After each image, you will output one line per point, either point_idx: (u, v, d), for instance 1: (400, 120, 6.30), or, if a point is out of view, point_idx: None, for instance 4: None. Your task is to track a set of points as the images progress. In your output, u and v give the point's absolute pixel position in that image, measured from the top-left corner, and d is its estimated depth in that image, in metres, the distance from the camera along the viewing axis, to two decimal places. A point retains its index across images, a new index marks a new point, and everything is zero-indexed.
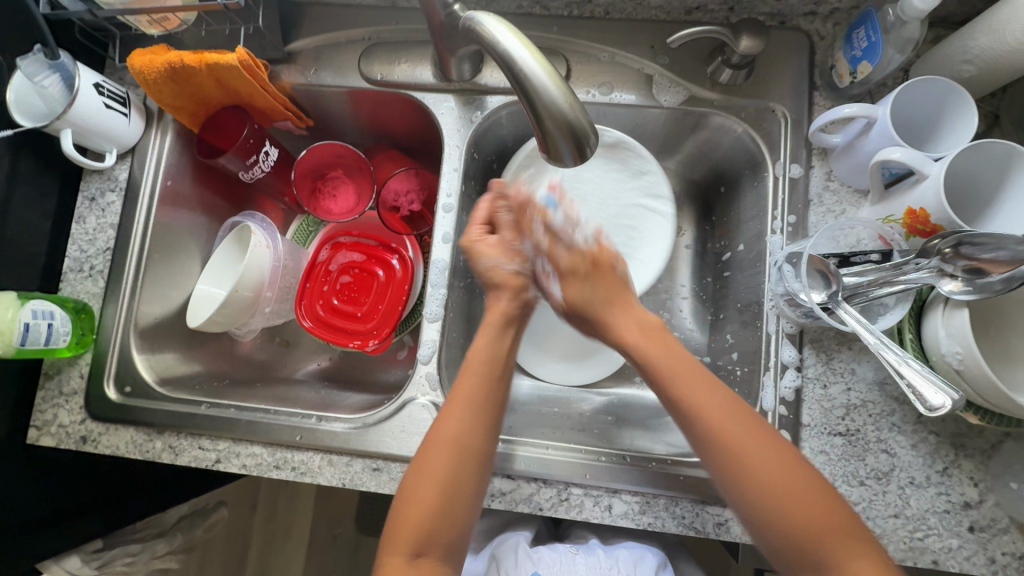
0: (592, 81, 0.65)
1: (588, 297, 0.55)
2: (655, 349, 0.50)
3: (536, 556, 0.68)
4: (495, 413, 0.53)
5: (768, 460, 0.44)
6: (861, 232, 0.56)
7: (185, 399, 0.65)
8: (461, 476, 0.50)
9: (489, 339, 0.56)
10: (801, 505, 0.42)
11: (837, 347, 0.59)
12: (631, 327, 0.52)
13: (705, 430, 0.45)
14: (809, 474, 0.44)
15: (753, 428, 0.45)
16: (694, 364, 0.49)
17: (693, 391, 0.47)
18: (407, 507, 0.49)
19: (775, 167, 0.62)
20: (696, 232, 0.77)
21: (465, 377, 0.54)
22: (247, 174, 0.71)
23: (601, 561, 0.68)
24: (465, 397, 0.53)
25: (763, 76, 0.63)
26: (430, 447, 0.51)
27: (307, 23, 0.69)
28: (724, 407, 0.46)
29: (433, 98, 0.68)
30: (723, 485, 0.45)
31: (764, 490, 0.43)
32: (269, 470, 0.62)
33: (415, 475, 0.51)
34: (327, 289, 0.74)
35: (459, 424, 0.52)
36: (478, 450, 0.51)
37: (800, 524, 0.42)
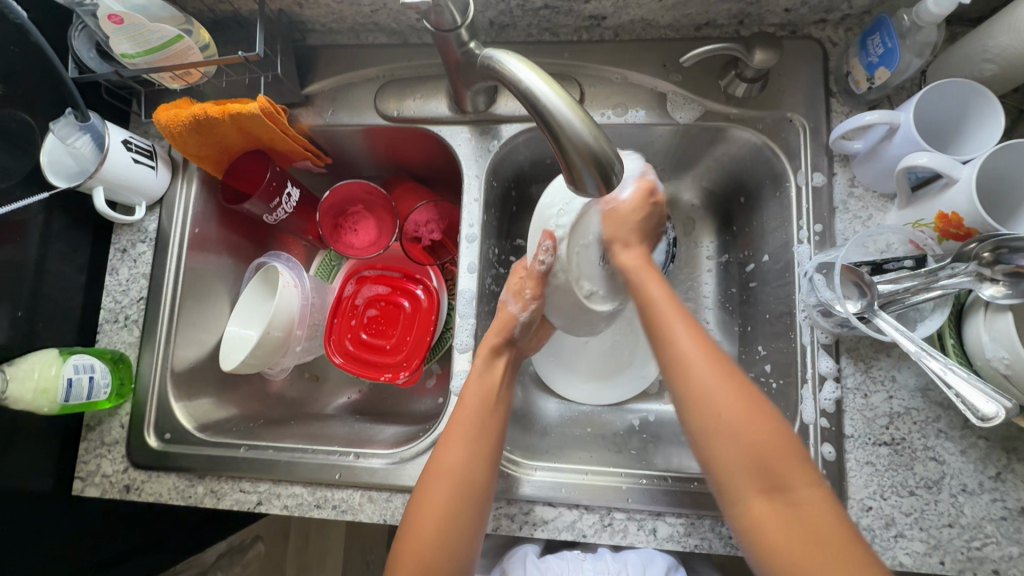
0: (606, 102, 0.66)
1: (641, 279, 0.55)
2: (688, 338, 0.50)
3: (543, 565, 0.68)
4: (494, 442, 0.55)
5: (751, 415, 0.45)
6: (890, 237, 0.55)
7: (225, 442, 0.66)
8: (463, 498, 0.52)
9: (482, 368, 0.60)
10: (775, 457, 0.44)
11: (875, 354, 0.58)
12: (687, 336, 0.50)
13: (681, 355, 0.49)
14: (753, 396, 0.47)
15: (722, 371, 0.48)
16: (691, 333, 0.50)
17: (678, 332, 0.50)
18: (412, 531, 0.51)
19: (796, 177, 0.62)
20: (719, 243, 0.77)
21: (461, 408, 0.57)
22: (271, 217, 0.73)
23: (610, 566, 0.67)
24: (461, 429, 0.55)
25: (776, 87, 0.63)
26: (433, 475, 0.53)
27: (322, 67, 0.71)
28: (725, 375, 0.47)
29: (450, 130, 0.68)
30: (694, 427, 0.47)
31: (705, 418, 0.46)
32: (310, 510, 0.62)
33: (420, 500, 0.52)
34: (354, 323, 0.75)
35: (455, 452, 0.54)
36: (480, 477, 0.53)
37: (757, 449, 0.44)
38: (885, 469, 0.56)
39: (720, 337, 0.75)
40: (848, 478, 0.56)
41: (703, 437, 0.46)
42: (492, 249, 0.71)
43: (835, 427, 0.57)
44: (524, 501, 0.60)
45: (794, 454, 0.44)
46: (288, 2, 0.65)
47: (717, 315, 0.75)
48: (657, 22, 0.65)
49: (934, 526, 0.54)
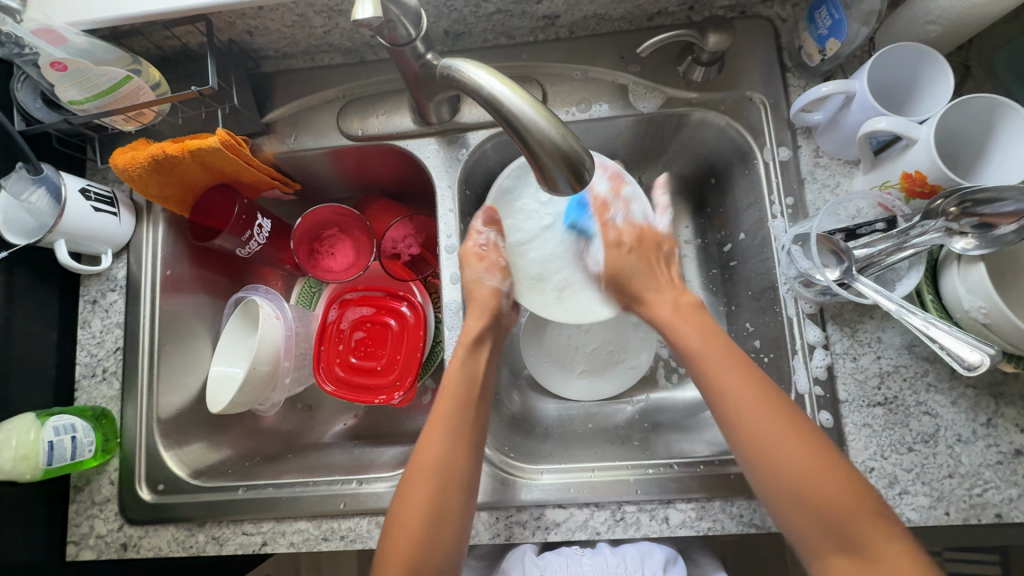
0: (570, 100, 0.66)
1: (625, 268, 0.63)
2: (696, 337, 0.55)
3: (542, 562, 0.67)
4: (474, 436, 0.55)
5: (806, 453, 0.46)
6: (860, 202, 0.56)
7: (222, 486, 0.64)
8: (443, 494, 0.51)
9: (464, 359, 0.59)
10: (827, 492, 0.45)
11: (860, 318, 0.59)
12: (666, 307, 0.60)
13: (744, 405, 0.49)
14: (801, 429, 0.48)
15: (778, 410, 0.49)
16: (738, 363, 0.52)
17: (726, 376, 0.51)
18: (400, 519, 0.51)
19: (763, 153, 0.63)
20: (696, 226, 0.78)
21: (441, 399, 0.56)
22: (244, 250, 0.71)
23: (608, 560, 0.67)
24: (441, 420, 0.55)
25: (733, 67, 0.64)
26: (414, 468, 0.53)
27: (280, 93, 0.70)
28: (765, 405, 0.49)
29: (417, 144, 0.68)
30: (752, 466, 0.48)
31: (790, 473, 0.46)
32: (318, 544, 0.61)
33: (403, 486, 0.53)
34: (342, 348, 0.73)
35: (438, 442, 0.54)
36: (460, 469, 0.53)
37: (826, 492, 0.45)
38: (883, 429, 0.56)
39: None
40: (847, 440, 0.57)
41: (779, 483, 0.47)
42: None
43: (830, 393, 0.58)
44: (533, 506, 0.59)
45: (857, 493, 0.45)
46: (238, 32, 0.64)
47: (702, 298, 0.77)
48: (610, 15, 0.66)
49: (936, 479, 0.55)
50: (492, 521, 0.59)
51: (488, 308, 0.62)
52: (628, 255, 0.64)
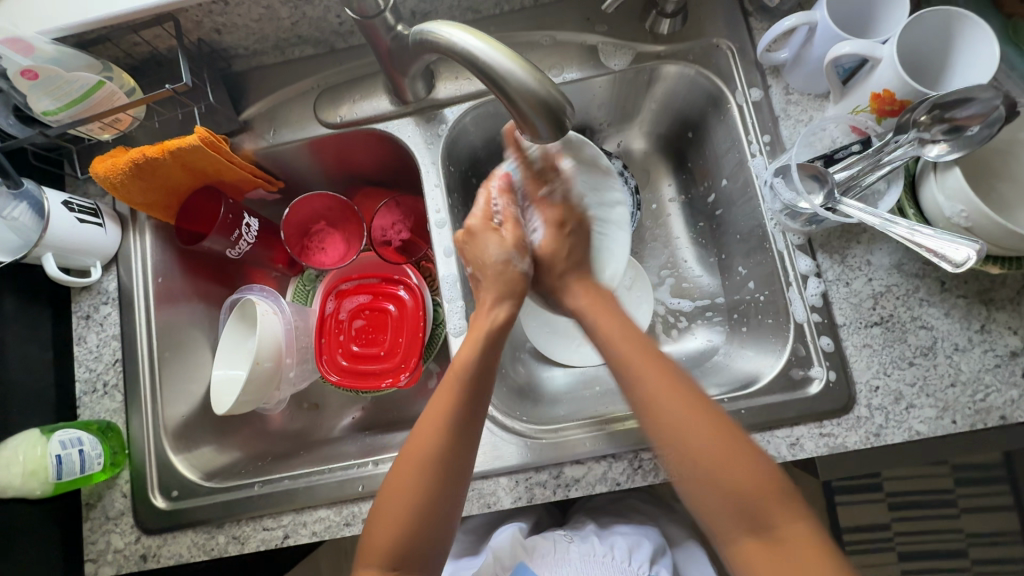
0: (541, 66, 0.67)
1: (562, 249, 0.59)
2: (617, 331, 0.52)
3: (530, 545, 0.69)
4: (472, 430, 0.52)
5: (724, 446, 0.45)
6: (833, 130, 0.59)
7: (237, 484, 0.64)
8: (435, 492, 0.50)
9: (477, 353, 0.54)
10: (736, 478, 0.44)
11: (847, 244, 0.60)
12: (581, 296, 0.57)
13: (650, 389, 0.48)
14: (711, 413, 0.47)
15: (693, 405, 0.47)
16: (645, 348, 0.51)
17: (643, 368, 0.49)
18: (384, 506, 0.51)
19: (735, 96, 0.64)
20: (678, 182, 0.80)
21: (441, 390, 0.53)
22: (234, 251, 0.71)
23: (595, 548, 0.68)
24: (439, 419, 0.52)
25: (697, 18, 0.66)
26: (403, 463, 0.51)
27: (255, 91, 0.70)
28: (689, 402, 0.47)
29: (395, 125, 0.68)
30: (665, 450, 0.46)
31: (699, 452, 0.45)
32: (340, 530, 0.60)
33: (391, 480, 0.52)
34: (343, 338, 0.73)
35: (430, 441, 0.51)
36: (454, 464, 0.51)
37: (733, 475, 0.44)
38: (882, 347, 0.58)
39: (699, 270, 0.77)
40: (849, 359, 0.58)
41: (688, 468, 0.45)
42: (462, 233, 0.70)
43: (828, 319, 0.59)
44: (552, 466, 0.59)
45: (769, 477, 0.44)
46: (206, 31, 0.64)
47: (691, 251, 0.78)
48: None
49: (939, 389, 0.56)
50: (512, 485, 0.59)
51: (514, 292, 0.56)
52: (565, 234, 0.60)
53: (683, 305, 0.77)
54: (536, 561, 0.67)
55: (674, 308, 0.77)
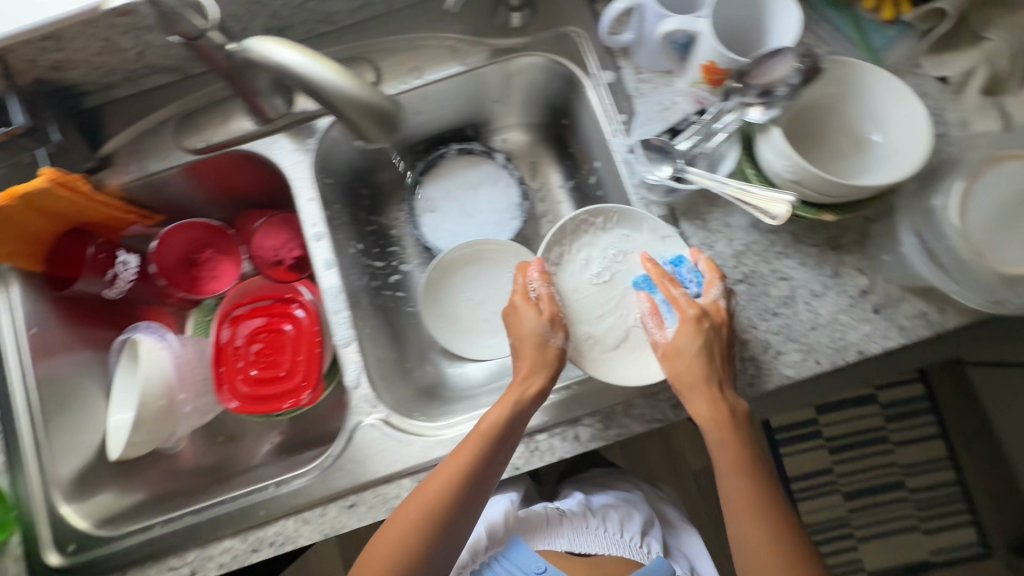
0: (402, 70, 0.68)
1: (692, 351, 0.54)
2: (692, 370, 0.54)
3: (522, 518, 0.74)
4: (475, 490, 0.54)
5: (760, 508, 0.51)
6: (682, 101, 0.63)
7: (137, 528, 0.62)
8: (421, 547, 0.52)
9: (508, 412, 0.55)
10: (768, 551, 0.50)
11: (708, 209, 0.63)
12: (705, 409, 0.53)
13: (728, 446, 0.52)
14: (751, 479, 0.52)
15: (740, 464, 0.52)
16: (737, 402, 0.54)
17: (738, 431, 0.53)
18: (371, 546, 0.53)
19: (590, 80, 0.66)
20: (563, 169, 0.82)
21: (454, 454, 0.55)
22: (112, 291, 0.72)
23: (587, 521, 0.75)
24: (458, 468, 0.54)
25: (546, 9, 0.68)
26: (385, 530, 0.53)
27: (112, 125, 0.68)
28: (740, 460, 0.52)
29: (262, 143, 0.67)
30: (732, 512, 0.52)
31: (748, 531, 0.51)
32: (248, 557, 0.60)
33: (379, 534, 0.53)
34: (241, 364, 0.71)
35: (441, 487, 0.53)
36: (446, 518, 0.53)
37: (757, 541, 0.50)
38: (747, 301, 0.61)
39: None
40: None
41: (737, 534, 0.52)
42: (355, 246, 0.74)
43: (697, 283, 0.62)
44: None
45: (791, 541, 0.50)
46: (43, 69, 0.62)
47: None
48: None
49: (801, 333, 0.60)
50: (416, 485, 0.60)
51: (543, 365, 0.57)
52: (703, 329, 0.54)
53: None
54: (530, 536, 0.74)
55: None
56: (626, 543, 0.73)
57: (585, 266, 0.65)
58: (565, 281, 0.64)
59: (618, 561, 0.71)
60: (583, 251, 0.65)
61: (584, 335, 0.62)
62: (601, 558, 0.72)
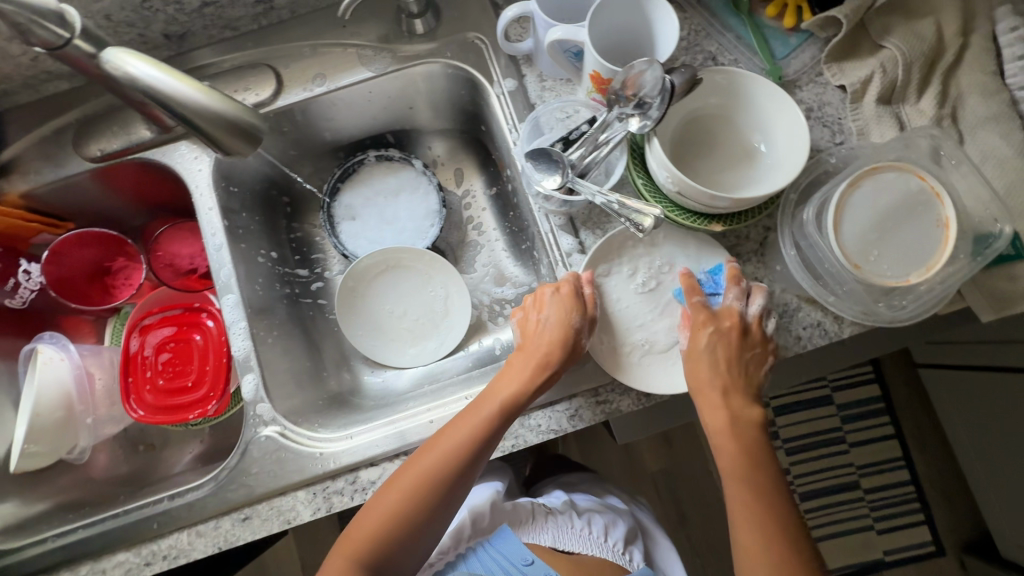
0: (305, 77, 0.67)
1: (707, 360, 0.54)
2: (724, 348, 0.54)
3: (511, 509, 0.75)
4: (469, 468, 0.54)
5: (750, 495, 0.51)
6: (580, 109, 0.63)
7: (35, 540, 0.61)
8: (410, 508, 0.53)
9: (520, 384, 0.56)
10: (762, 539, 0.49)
11: (608, 218, 0.62)
12: (716, 415, 0.53)
13: (732, 433, 0.53)
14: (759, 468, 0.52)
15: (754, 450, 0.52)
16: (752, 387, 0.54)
17: (736, 423, 0.53)
18: (381, 496, 0.54)
19: (493, 88, 0.66)
20: (485, 176, 0.82)
21: (487, 400, 0.56)
22: (14, 300, 0.71)
23: (574, 523, 0.74)
24: (463, 439, 0.54)
25: (451, 15, 0.67)
26: (416, 460, 0.55)
27: (11, 133, 0.67)
28: (746, 445, 0.52)
29: (159, 152, 0.66)
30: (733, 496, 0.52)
31: (746, 515, 0.50)
32: (141, 571, 0.59)
33: (405, 471, 0.55)
34: (150, 374, 0.71)
35: (447, 450, 0.54)
36: (439, 486, 0.54)
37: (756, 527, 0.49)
38: (651, 320, 0.59)
39: (512, 258, 0.80)
40: (615, 318, 0.59)
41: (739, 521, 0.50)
42: (264, 253, 0.73)
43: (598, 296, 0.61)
44: (347, 472, 0.60)
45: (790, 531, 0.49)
46: None
47: (505, 240, 0.80)
48: None
49: None
50: (310, 498, 0.59)
51: (573, 310, 0.57)
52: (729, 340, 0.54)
53: (505, 292, 0.79)
54: (514, 528, 0.73)
55: (496, 297, 0.79)
56: (609, 548, 0.72)
57: (629, 276, 0.60)
58: (608, 291, 0.60)
59: (601, 562, 0.70)
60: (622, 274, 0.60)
61: (635, 342, 0.58)
62: (582, 557, 0.70)
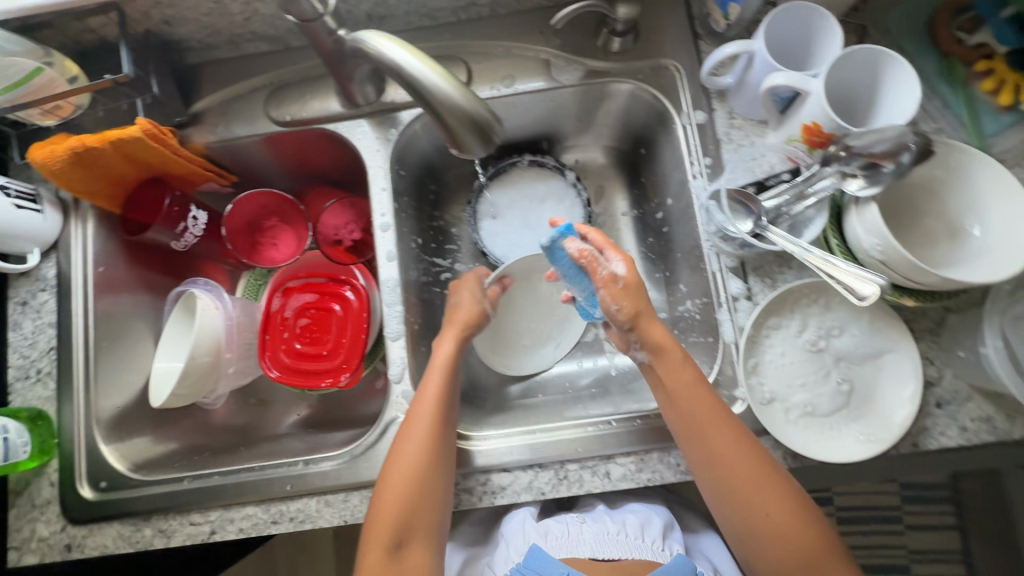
0: (494, 76, 0.67)
1: (639, 287, 0.57)
2: (663, 342, 0.55)
3: (542, 529, 0.67)
4: (448, 423, 0.59)
5: (766, 489, 0.51)
6: (773, 158, 0.59)
7: (167, 478, 0.63)
8: (422, 481, 0.55)
9: (444, 371, 0.61)
10: (784, 523, 0.51)
11: (779, 269, 0.61)
12: (682, 367, 0.54)
13: (700, 432, 0.53)
14: (755, 456, 0.52)
15: (731, 441, 0.52)
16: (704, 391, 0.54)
17: (711, 426, 0.52)
18: (386, 484, 0.56)
19: (680, 117, 0.65)
20: (631, 198, 0.81)
21: (421, 391, 0.60)
22: (178, 243, 0.71)
23: (609, 527, 0.67)
24: (425, 410, 0.58)
25: (648, 37, 0.67)
26: (404, 435, 0.58)
27: (207, 84, 0.70)
28: (736, 443, 0.52)
29: (346, 125, 0.68)
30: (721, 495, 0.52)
31: (756, 508, 0.51)
32: (267, 527, 0.61)
33: (394, 453, 0.57)
34: (287, 335, 0.73)
35: (422, 421, 0.58)
36: (437, 455, 0.57)
37: (776, 519, 0.51)
38: (814, 382, 0.57)
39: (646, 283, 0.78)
40: (777, 372, 0.58)
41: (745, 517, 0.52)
42: (413, 239, 0.73)
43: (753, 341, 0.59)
44: (479, 473, 0.61)
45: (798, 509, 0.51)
46: (155, 22, 0.64)
47: (641, 265, 0.79)
48: None
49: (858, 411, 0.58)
50: None
51: (464, 322, 0.67)
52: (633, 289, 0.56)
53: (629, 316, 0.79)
54: (549, 542, 0.65)
55: None
56: (649, 547, 0.66)
57: (797, 332, 0.58)
58: (774, 343, 0.58)
59: (644, 564, 0.63)
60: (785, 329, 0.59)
61: (796, 402, 0.57)
62: (626, 565, 0.63)
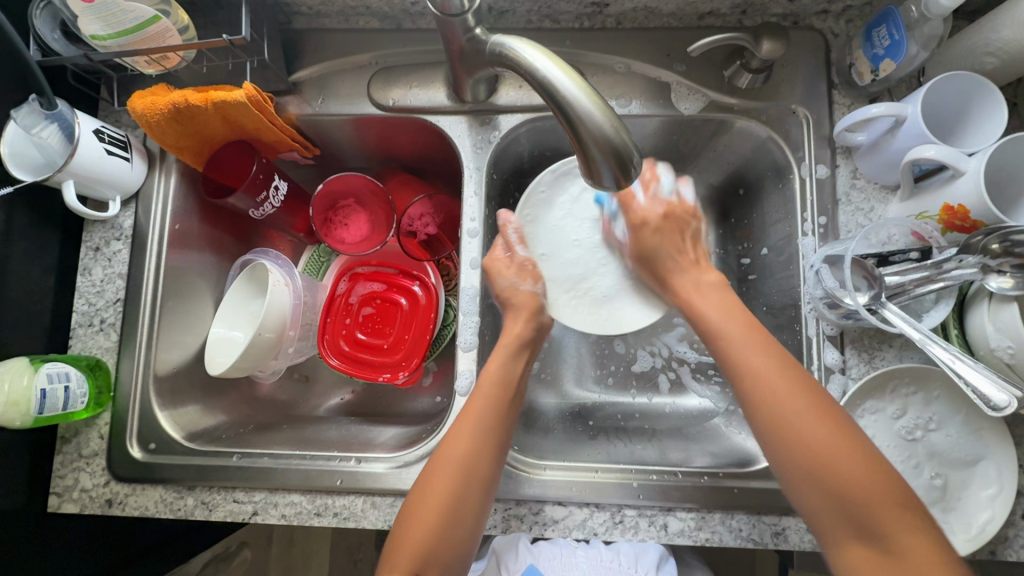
0: (609, 92, 0.64)
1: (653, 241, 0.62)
2: (718, 312, 0.55)
3: (536, 549, 0.74)
4: (501, 435, 0.53)
5: (828, 443, 0.45)
6: (893, 230, 0.55)
7: (215, 451, 0.62)
8: (465, 490, 0.50)
9: (501, 368, 0.57)
10: (846, 474, 0.44)
11: (878, 346, 0.58)
12: (713, 301, 0.56)
13: (743, 358, 0.50)
14: (823, 403, 0.47)
15: (801, 388, 0.48)
16: (773, 341, 0.51)
17: (748, 353, 0.50)
18: (420, 494, 0.50)
19: (800, 168, 0.62)
20: (717, 235, 0.75)
21: (474, 398, 0.55)
22: (257, 212, 0.68)
23: (602, 554, 0.74)
24: (474, 415, 0.53)
25: (779, 77, 0.63)
26: (452, 434, 0.53)
27: (311, 52, 0.67)
28: (781, 369, 0.49)
29: (447, 121, 0.66)
30: (769, 445, 0.47)
31: (811, 454, 0.45)
32: (310, 519, 0.60)
33: (436, 457, 0.52)
34: (349, 323, 0.72)
35: (471, 431, 0.52)
36: (484, 466, 0.51)
37: (843, 473, 0.44)
38: (903, 472, 0.55)
39: None
40: None
41: (808, 479, 0.45)
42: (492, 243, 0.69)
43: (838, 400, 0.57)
44: (532, 502, 0.59)
45: (878, 471, 0.43)
46: None
47: None
48: (661, 10, 0.64)
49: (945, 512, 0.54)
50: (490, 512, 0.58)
51: (530, 310, 0.61)
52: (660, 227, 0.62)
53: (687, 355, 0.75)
54: (542, 563, 0.72)
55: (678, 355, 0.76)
56: None
57: (891, 417, 0.56)
58: (863, 424, 0.56)
59: None
60: (877, 411, 0.56)
61: None
62: None
